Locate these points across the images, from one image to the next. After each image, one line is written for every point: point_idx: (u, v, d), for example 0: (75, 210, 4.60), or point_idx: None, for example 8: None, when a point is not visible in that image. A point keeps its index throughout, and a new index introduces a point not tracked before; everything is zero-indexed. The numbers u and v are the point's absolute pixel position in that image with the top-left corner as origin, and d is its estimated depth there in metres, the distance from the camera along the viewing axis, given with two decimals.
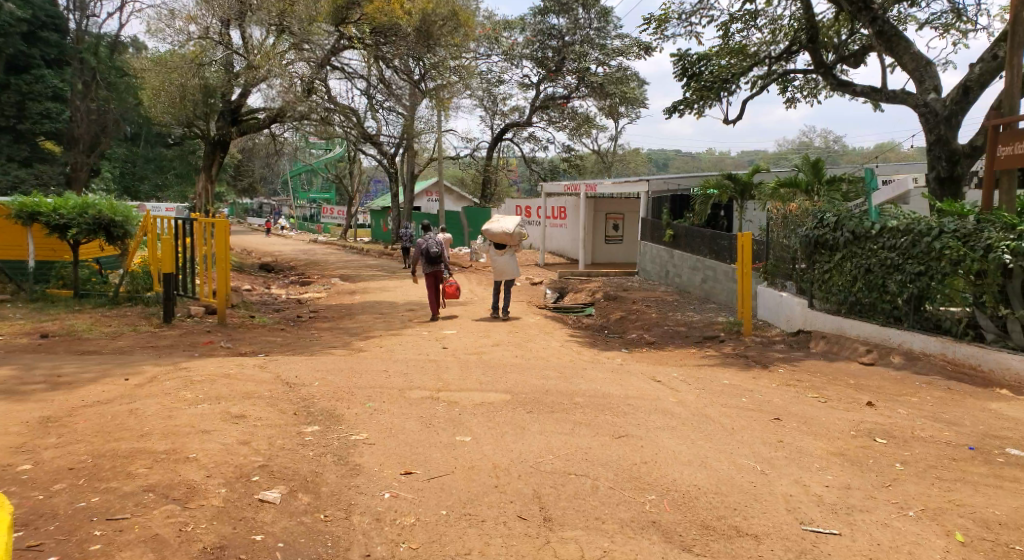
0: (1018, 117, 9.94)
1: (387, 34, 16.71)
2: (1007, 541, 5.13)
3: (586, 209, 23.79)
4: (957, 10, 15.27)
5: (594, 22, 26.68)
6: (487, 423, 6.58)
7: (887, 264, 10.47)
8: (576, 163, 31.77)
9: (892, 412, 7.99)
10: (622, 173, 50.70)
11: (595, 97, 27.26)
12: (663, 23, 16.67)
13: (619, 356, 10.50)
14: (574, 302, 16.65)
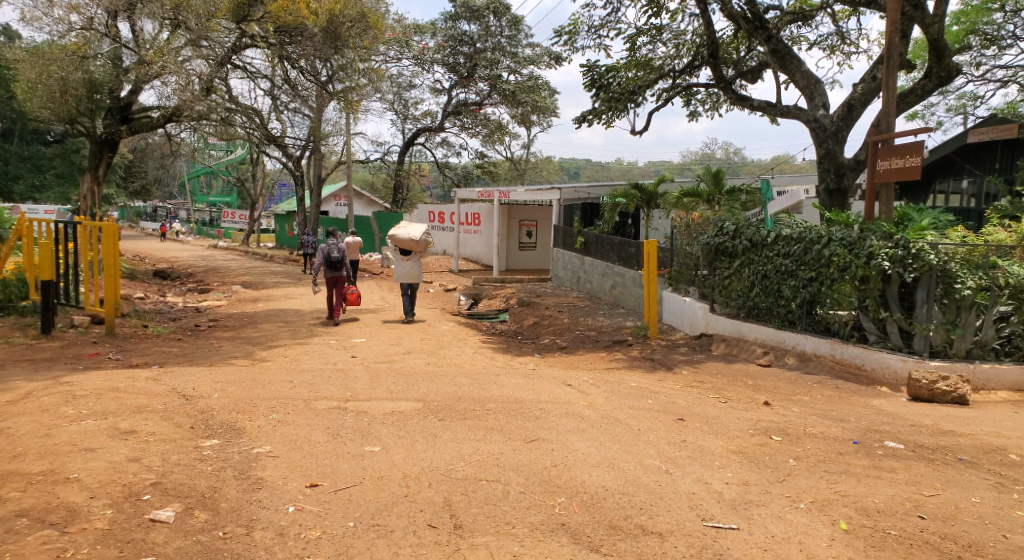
0: (897, 134, 10.69)
1: (292, 34, 15.58)
2: (885, 526, 5.58)
3: (499, 216, 24.05)
4: (842, 33, 16.32)
5: (505, 30, 27.04)
6: (397, 432, 6.68)
7: (782, 270, 11.06)
8: (490, 169, 32.02)
9: (786, 410, 8.50)
10: (535, 181, 51.33)
11: (507, 105, 27.55)
12: (573, 35, 17.13)
13: (531, 361, 10.75)
14: (488, 308, 16.88)
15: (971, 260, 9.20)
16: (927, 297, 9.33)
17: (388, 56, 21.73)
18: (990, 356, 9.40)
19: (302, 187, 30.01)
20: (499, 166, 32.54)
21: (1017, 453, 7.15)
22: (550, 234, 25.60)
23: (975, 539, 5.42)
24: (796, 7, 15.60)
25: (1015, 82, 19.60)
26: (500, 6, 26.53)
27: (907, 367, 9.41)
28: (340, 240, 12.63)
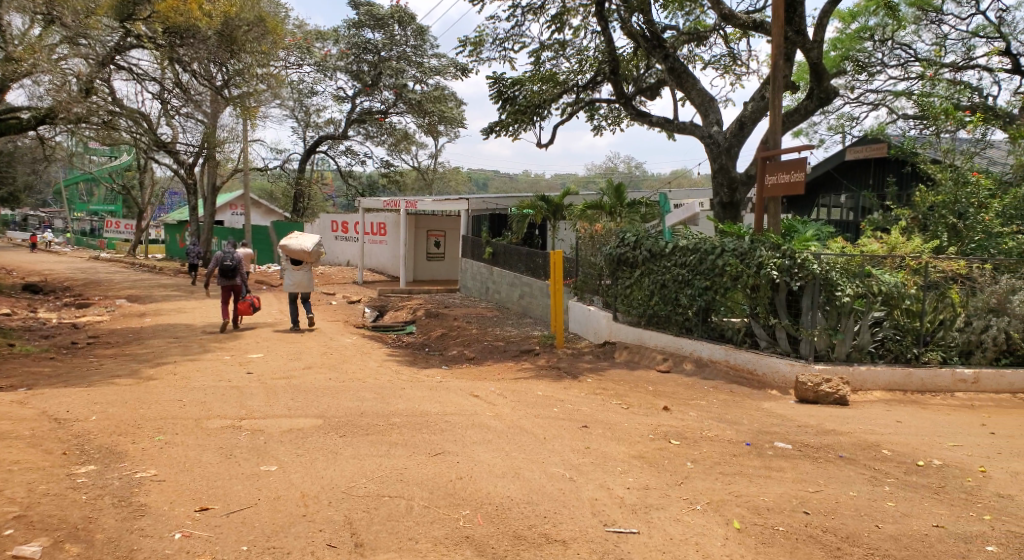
0: (782, 151, 11.32)
1: (183, 35, 15.11)
2: (773, 523, 5.90)
3: (406, 225, 23.95)
4: (734, 55, 17.10)
5: (410, 40, 27.07)
6: (295, 450, 6.62)
7: (679, 279, 11.48)
8: (396, 179, 31.88)
9: (684, 415, 8.83)
10: (442, 191, 51.29)
11: (413, 115, 27.51)
12: (479, 46, 17.28)
13: (438, 373, 10.79)
14: (395, 320, 16.80)
15: (849, 269, 9.82)
16: (812, 304, 9.89)
17: (288, 61, 21.36)
18: (868, 358, 10.01)
19: (195, 196, 28.98)
20: (405, 175, 32.41)
21: (891, 448, 7.68)
22: (457, 244, 25.69)
23: (854, 530, 5.80)
24: (691, 27, 16.27)
25: (887, 104, 21.08)
26: (405, 15, 26.57)
27: (794, 370, 9.91)
28: (235, 250, 13.11)
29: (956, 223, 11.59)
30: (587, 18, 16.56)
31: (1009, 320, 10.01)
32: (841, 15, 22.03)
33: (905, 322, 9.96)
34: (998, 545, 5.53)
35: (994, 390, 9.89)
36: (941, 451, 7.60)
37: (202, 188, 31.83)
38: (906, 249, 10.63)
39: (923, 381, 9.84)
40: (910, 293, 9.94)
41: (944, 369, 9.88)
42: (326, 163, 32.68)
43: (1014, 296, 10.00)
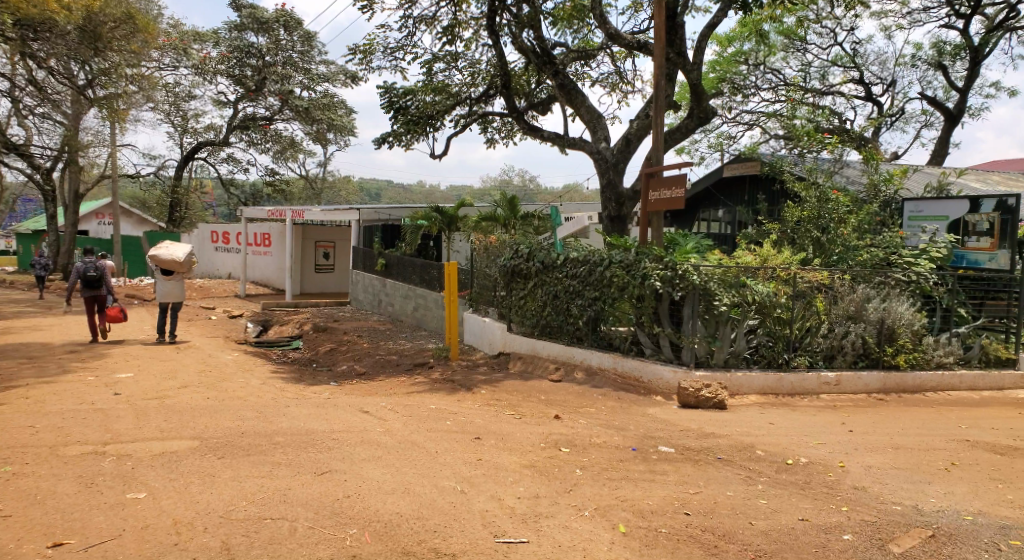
0: (665, 167, 11.80)
1: (38, 29, 13.38)
2: (657, 525, 6.13)
3: (294, 236, 23.46)
4: (621, 73, 17.67)
5: (297, 45, 26.55)
6: (167, 475, 6.41)
7: (570, 290, 11.73)
8: (282, 188, 31.15)
9: (574, 422, 9.03)
10: (330, 201, 50.40)
11: (300, 122, 26.93)
12: (369, 55, 17.17)
13: (325, 390, 10.61)
14: (280, 335, 16.40)
15: (726, 279, 10.34)
16: (692, 313, 10.32)
17: (162, 63, 20.54)
18: (743, 364, 10.51)
19: (53, 203, 27.35)
20: (292, 184, 31.71)
21: (764, 448, 8.11)
22: (347, 255, 25.36)
23: (729, 527, 6.09)
24: (580, 46, 16.72)
25: (761, 125, 22.35)
26: (291, 20, 26.05)
27: (677, 377, 10.27)
28: (99, 260, 12.81)
29: (820, 237, 12.37)
30: (478, 31, 16.73)
31: (866, 326, 10.74)
32: (718, 40, 23.26)
33: (777, 329, 10.53)
34: (855, 534, 5.92)
35: (853, 391, 10.57)
36: (809, 449, 8.09)
37: (62, 193, 30.06)
38: (776, 261, 11.27)
39: (792, 385, 10.41)
40: (781, 302, 10.53)
41: (811, 373, 10.48)
42: (205, 171, 31.50)
43: (869, 304, 10.76)
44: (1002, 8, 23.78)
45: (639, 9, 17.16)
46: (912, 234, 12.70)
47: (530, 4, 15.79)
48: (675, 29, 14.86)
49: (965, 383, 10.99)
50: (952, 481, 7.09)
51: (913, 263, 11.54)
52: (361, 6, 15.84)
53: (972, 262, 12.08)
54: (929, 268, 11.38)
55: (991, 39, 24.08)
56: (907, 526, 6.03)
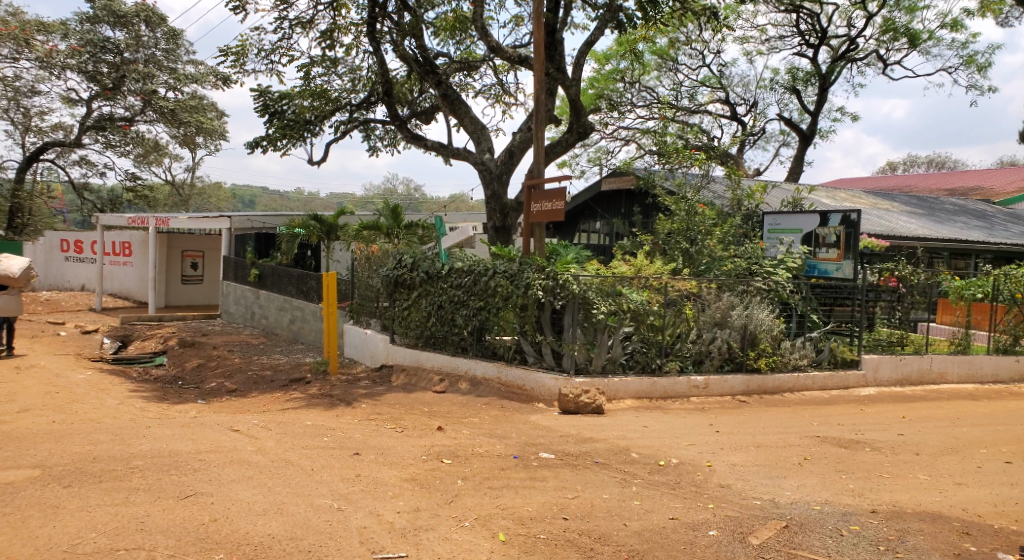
0: (546, 180, 12.05)
1: None
2: (535, 532, 6.23)
3: (157, 245, 22.43)
4: (504, 85, 17.91)
5: (161, 43, 24.61)
6: (7, 509, 6.02)
7: (454, 300, 11.75)
8: (145, 194, 29.67)
9: (457, 433, 9.01)
10: (200, 208, 48.33)
11: (165, 124, 24.93)
12: (241, 56, 16.70)
13: (191, 408, 10.19)
14: (141, 352, 15.61)
15: (603, 289, 10.67)
16: (572, 321, 10.60)
17: None
18: (620, 370, 10.84)
19: None
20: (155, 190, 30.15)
21: (638, 451, 8.39)
22: (218, 265, 24.41)
23: (604, 530, 6.25)
24: (463, 56, 16.84)
25: (636, 141, 23.18)
26: (153, 15, 24.24)
27: (558, 384, 10.45)
28: None
29: (688, 248, 12.98)
30: (358, 36, 16.55)
31: (731, 332, 11.31)
32: (596, 57, 24.01)
33: (650, 336, 10.95)
34: (719, 529, 6.22)
35: (720, 394, 11.09)
36: (680, 450, 8.43)
37: None
38: (649, 271, 11.72)
39: (665, 389, 10.82)
40: (654, 310, 10.94)
41: (681, 377, 10.93)
42: (54, 174, 29.53)
43: (733, 311, 11.35)
44: (846, 40, 25.71)
45: (519, 23, 17.45)
46: (771, 245, 13.39)
47: (412, 12, 15.80)
48: (555, 45, 15.23)
49: (817, 383, 11.72)
50: (806, 474, 7.57)
51: (772, 272, 12.29)
52: (233, 6, 15.35)
53: (821, 271, 12.67)
54: (786, 277, 12.15)
55: (837, 68, 25.97)
56: (765, 519, 6.38)
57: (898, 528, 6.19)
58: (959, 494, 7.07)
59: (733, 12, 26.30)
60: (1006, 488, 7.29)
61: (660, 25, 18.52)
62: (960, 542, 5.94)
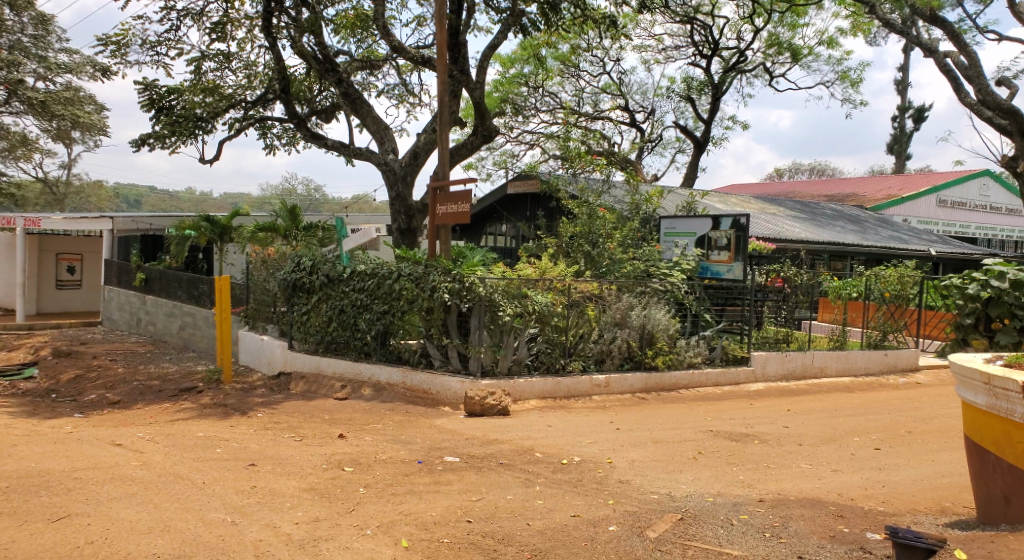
0: (451, 182, 12.00)
1: None
2: (439, 537, 6.13)
3: (28, 247, 21.15)
4: (407, 85, 17.73)
5: (29, 28, 22.94)
6: None
7: (357, 305, 11.52)
8: (13, 192, 28.02)
9: (359, 440, 8.81)
10: (79, 207, 45.73)
11: (36, 117, 23.28)
12: (124, 47, 15.94)
13: (69, 423, 9.61)
14: (11, 363, 14.65)
15: (509, 291, 10.66)
16: (479, 323, 10.55)
17: None
18: (525, 370, 10.88)
19: None
20: (24, 188, 28.35)
21: (541, 451, 8.42)
22: (98, 269, 23.24)
23: (507, 531, 6.22)
24: (364, 55, 16.55)
25: (540, 144, 23.41)
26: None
27: (464, 387, 10.37)
28: None
29: (590, 250, 13.25)
30: (252, 31, 16.07)
31: (630, 332, 11.52)
32: (501, 60, 24.14)
33: (554, 336, 11.04)
34: (618, 524, 6.28)
35: (620, 392, 11.28)
36: (581, 448, 8.50)
37: None
38: (553, 273, 11.81)
39: (569, 388, 10.92)
40: (558, 311, 11.02)
41: (584, 376, 11.06)
42: None
43: (632, 312, 11.56)
44: (736, 51, 26.72)
45: (421, 23, 17.31)
46: (667, 247, 13.77)
47: (310, 9, 15.42)
48: (458, 47, 15.15)
49: (711, 379, 12.07)
50: (701, 468, 7.76)
51: (669, 274, 12.60)
52: None
53: (714, 273, 13.06)
54: (681, 279, 12.49)
55: (729, 78, 26.94)
56: (662, 513, 6.50)
57: (784, 515, 6.41)
58: (837, 480, 7.40)
59: (631, 21, 26.94)
60: (877, 472, 7.68)
61: (561, 31, 18.75)
62: (839, 526, 6.18)
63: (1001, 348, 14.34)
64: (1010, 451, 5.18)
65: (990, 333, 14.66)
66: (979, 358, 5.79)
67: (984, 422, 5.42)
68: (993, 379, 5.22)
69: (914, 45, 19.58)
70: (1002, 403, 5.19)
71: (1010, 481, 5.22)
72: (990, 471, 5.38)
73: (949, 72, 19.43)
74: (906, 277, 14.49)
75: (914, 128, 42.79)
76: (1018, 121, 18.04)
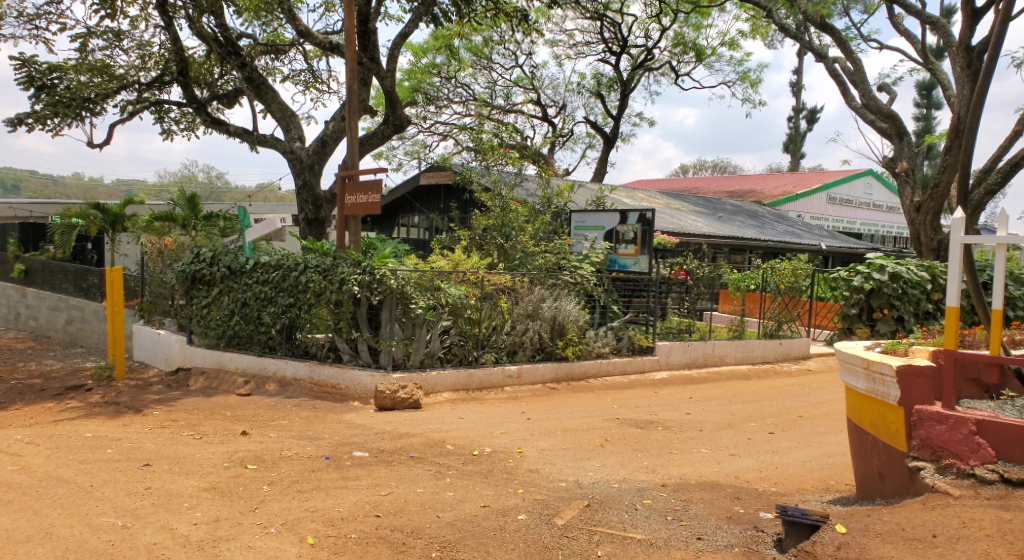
0: (361, 172, 11.78)
1: None
2: (346, 532, 5.99)
3: None
4: (315, 72, 17.29)
5: None
6: None
7: (261, 298, 11.16)
8: None
9: (262, 436, 8.54)
10: None
11: None
12: None
13: None
14: None
15: (421, 283, 10.52)
16: (390, 316, 10.39)
17: None
18: (438, 363, 10.79)
19: None
20: None
21: (453, 443, 8.35)
22: None
23: (417, 523, 6.13)
24: (269, 40, 16.03)
25: (452, 136, 23.27)
26: None
27: (374, 382, 10.20)
28: None
29: (503, 243, 13.18)
30: (146, 10, 15.34)
31: (541, 323, 11.58)
32: (413, 49, 23.90)
33: (467, 329, 10.99)
34: (527, 513, 6.29)
35: (531, 382, 11.32)
36: (491, 439, 8.47)
37: None
38: (466, 265, 11.74)
39: (481, 380, 10.89)
40: (471, 303, 10.96)
41: (496, 367, 11.04)
42: None
43: (543, 303, 11.61)
44: (644, 49, 27.27)
45: (329, 9, 16.88)
46: (578, 241, 13.96)
47: None
48: (368, 34, 14.86)
49: (618, 368, 12.26)
50: (608, 455, 7.86)
51: (578, 266, 12.77)
52: None
53: (621, 266, 13.34)
54: (590, 271, 12.66)
55: (636, 75, 27.46)
56: (569, 500, 6.54)
57: (684, 499, 6.54)
58: (734, 464, 7.63)
59: (543, 16, 27.14)
60: (771, 455, 7.95)
61: (473, 22, 18.65)
62: (734, 507, 6.34)
63: (880, 335, 15.18)
64: (886, 431, 5.41)
65: (872, 323, 15.49)
66: (861, 347, 6.08)
67: (864, 405, 5.68)
68: (872, 364, 5.46)
69: (806, 50, 20.38)
70: (879, 386, 5.43)
71: (885, 459, 5.46)
72: (869, 450, 5.63)
73: (837, 77, 20.29)
74: (798, 270, 15.62)
75: (807, 129, 44.73)
76: (897, 125, 18.94)
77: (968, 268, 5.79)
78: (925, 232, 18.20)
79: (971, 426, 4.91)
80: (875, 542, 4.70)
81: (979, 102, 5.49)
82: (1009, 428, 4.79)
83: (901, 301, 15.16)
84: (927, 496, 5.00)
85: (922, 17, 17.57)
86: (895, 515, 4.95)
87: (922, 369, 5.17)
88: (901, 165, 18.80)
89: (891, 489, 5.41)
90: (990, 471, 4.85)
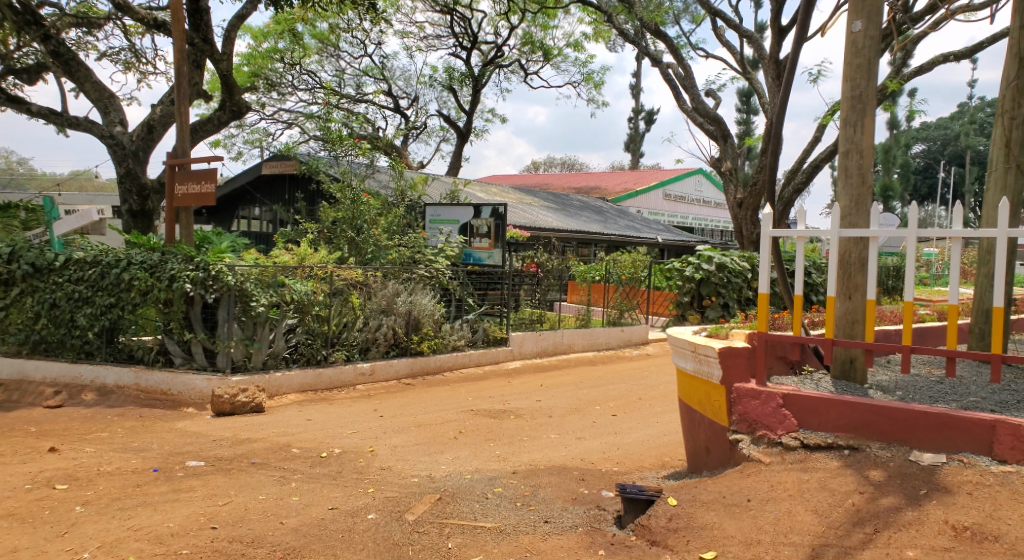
0: (192, 161, 10.88)
1: None
2: (176, 548, 5.38)
3: None
4: (136, 51, 15.89)
5: None
6: None
7: (74, 298, 10.05)
8: None
9: (76, 452, 7.64)
10: None
11: None
12: None
13: None
14: None
15: (263, 279, 9.77)
16: (228, 316, 9.61)
17: None
18: (282, 364, 10.10)
19: None
20: None
21: (299, 446, 7.81)
22: None
23: (258, 532, 5.59)
24: (80, 11, 14.57)
25: (298, 125, 22.23)
26: None
27: (211, 385, 9.43)
28: None
29: (354, 237, 12.54)
30: None
31: (395, 318, 11.19)
32: (253, 32, 22.65)
33: (315, 326, 10.35)
34: (377, 512, 5.89)
35: (385, 379, 10.90)
36: (340, 440, 8.00)
37: None
38: (313, 260, 11.12)
39: (331, 380, 10.36)
40: (318, 300, 10.35)
41: (347, 365, 10.55)
42: None
43: (398, 298, 11.24)
44: (493, 46, 27.24)
45: None
46: (432, 235, 13.58)
47: None
48: (199, 13, 13.77)
49: (473, 360, 12.08)
50: (460, 447, 7.58)
51: (433, 260, 12.47)
52: None
53: (476, 259, 13.08)
54: (445, 265, 12.40)
55: (487, 72, 27.36)
56: (421, 495, 6.20)
57: (533, 485, 6.35)
58: (580, 447, 7.56)
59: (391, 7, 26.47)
60: (613, 437, 7.96)
61: (318, 9, 17.78)
62: (581, 489, 6.22)
63: (708, 321, 15.92)
64: (710, 408, 5.43)
65: (702, 310, 16.19)
66: (689, 331, 6.10)
67: (693, 385, 5.69)
68: (697, 347, 5.45)
69: (643, 54, 20.89)
70: (704, 367, 5.44)
71: (710, 433, 5.46)
72: (696, 426, 5.64)
73: (671, 81, 20.98)
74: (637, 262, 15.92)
75: (646, 130, 46.40)
76: (723, 128, 19.78)
77: (776, 260, 6.08)
78: (747, 227, 19.24)
79: (779, 399, 5.00)
80: (706, 513, 4.65)
81: (781, 108, 6.12)
82: (810, 397, 4.90)
83: (727, 289, 15.96)
84: (743, 465, 5.03)
85: (741, 31, 18.45)
86: (718, 485, 4.93)
87: (739, 350, 5.22)
88: (725, 164, 19.54)
89: (715, 462, 5.42)
90: (793, 438, 4.93)
